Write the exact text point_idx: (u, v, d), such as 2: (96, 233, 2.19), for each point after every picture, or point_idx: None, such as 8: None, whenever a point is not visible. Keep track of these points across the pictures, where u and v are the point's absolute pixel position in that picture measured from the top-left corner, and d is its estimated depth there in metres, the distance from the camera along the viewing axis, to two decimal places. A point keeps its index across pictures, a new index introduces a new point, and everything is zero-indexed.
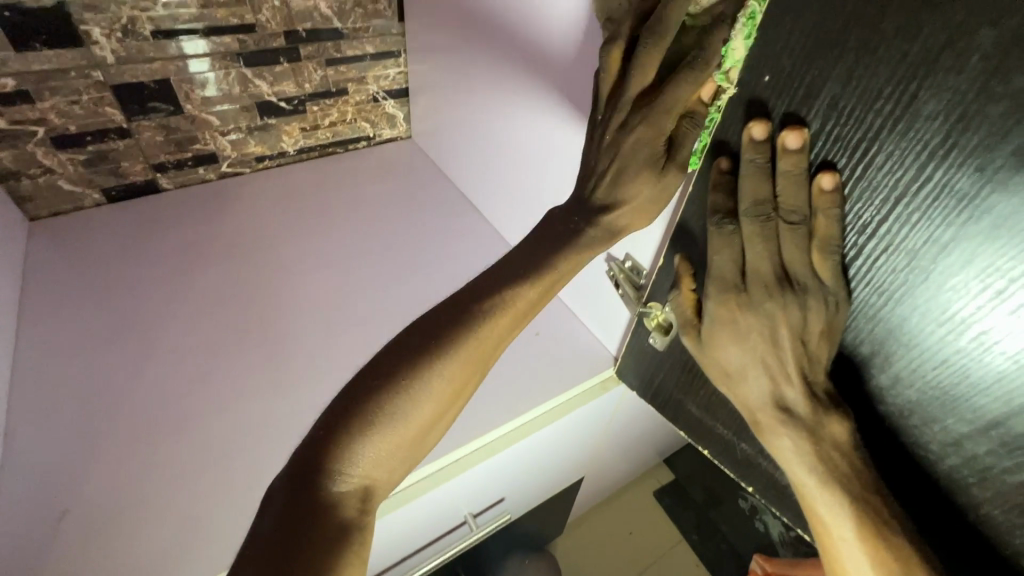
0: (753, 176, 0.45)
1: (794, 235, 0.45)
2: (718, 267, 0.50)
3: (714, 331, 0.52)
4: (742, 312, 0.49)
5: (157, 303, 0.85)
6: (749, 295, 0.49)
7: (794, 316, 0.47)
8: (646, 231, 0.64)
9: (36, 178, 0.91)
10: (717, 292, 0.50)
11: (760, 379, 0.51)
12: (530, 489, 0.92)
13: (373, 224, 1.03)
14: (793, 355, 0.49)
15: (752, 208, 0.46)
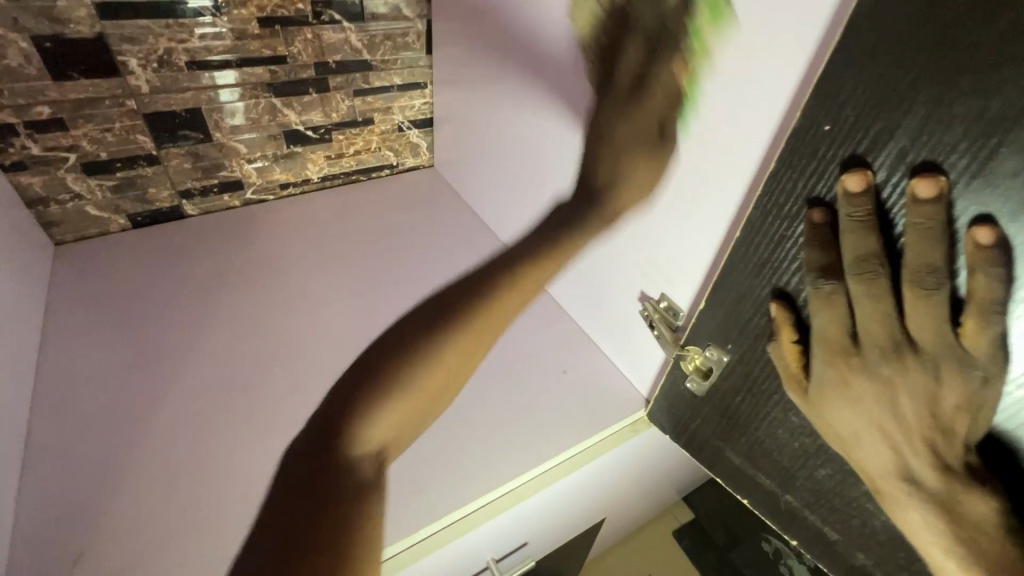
0: (855, 231, 0.42)
1: (923, 299, 0.40)
2: (819, 325, 0.46)
3: (821, 391, 0.48)
4: (856, 375, 0.46)
5: (180, 333, 0.84)
6: (863, 357, 0.45)
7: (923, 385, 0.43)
8: (685, 273, 0.62)
9: (64, 204, 0.92)
10: (823, 354, 0.47)
11: (877, 447, 0.47)
12: (554, 531, 0.88)
13: (396, 253, 1.02)
14: (918, 423, 0.44)
15: (855, 266, 0.42)
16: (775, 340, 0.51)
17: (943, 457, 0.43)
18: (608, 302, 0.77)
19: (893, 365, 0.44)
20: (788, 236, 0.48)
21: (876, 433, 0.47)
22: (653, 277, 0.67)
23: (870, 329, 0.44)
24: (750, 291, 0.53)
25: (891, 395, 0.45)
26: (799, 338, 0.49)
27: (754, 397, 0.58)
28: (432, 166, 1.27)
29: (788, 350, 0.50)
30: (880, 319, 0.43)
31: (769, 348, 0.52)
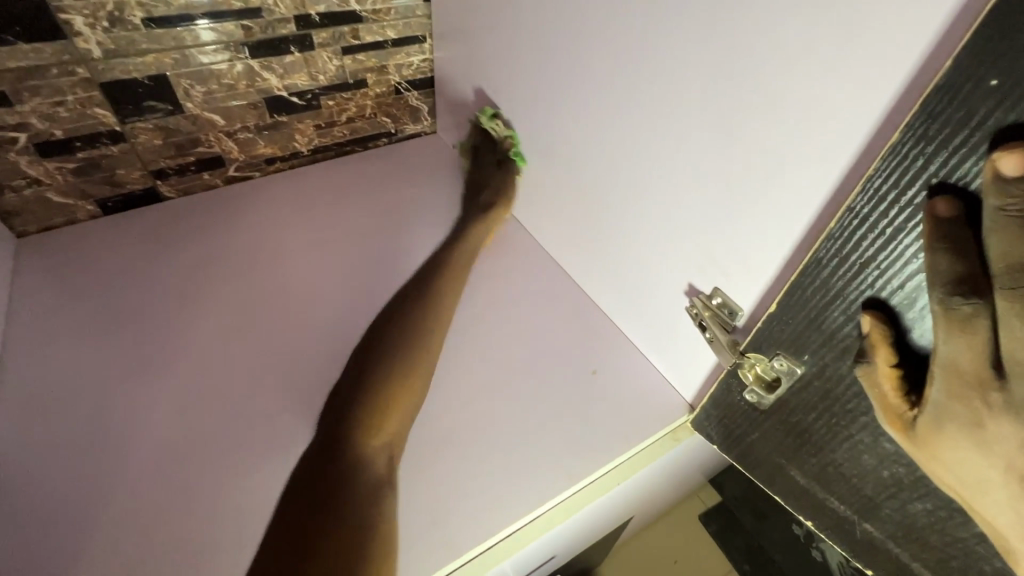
0: (1011, 231, 0.29)
1: None
2: (946, 352, 0.34)
3: (936, 425, 0.37)
4: (994, 417, 0.33)
5: (160, 337, 0.74)
6: (1008, 396, 0.32)
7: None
8: (748, 266, 0.51)
9: (21, 190, 0.81)
10: (942, 380, 0.35)
11: (1018, 506, 0.34)
12: (582, 539, 0.81)
13: (397, 233, 0.91)
14: None
15: (1005, 278, 0.30)
16: (868, 360, 0.41)
17: None
18: (646, 294, 0.67)
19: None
20: (904, 231, 0.36)
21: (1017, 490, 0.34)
22: (705, 268, 0.56)
23: (1019, 360, 0.31)
24: (848, 296, 0.41)
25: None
26: (901, 362, 0.39)
27: (833, 417, 0.48)
28: (435, 132, 1.14)
29: (885, 374, 0.39)
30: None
31: (860, 371, 0.42)
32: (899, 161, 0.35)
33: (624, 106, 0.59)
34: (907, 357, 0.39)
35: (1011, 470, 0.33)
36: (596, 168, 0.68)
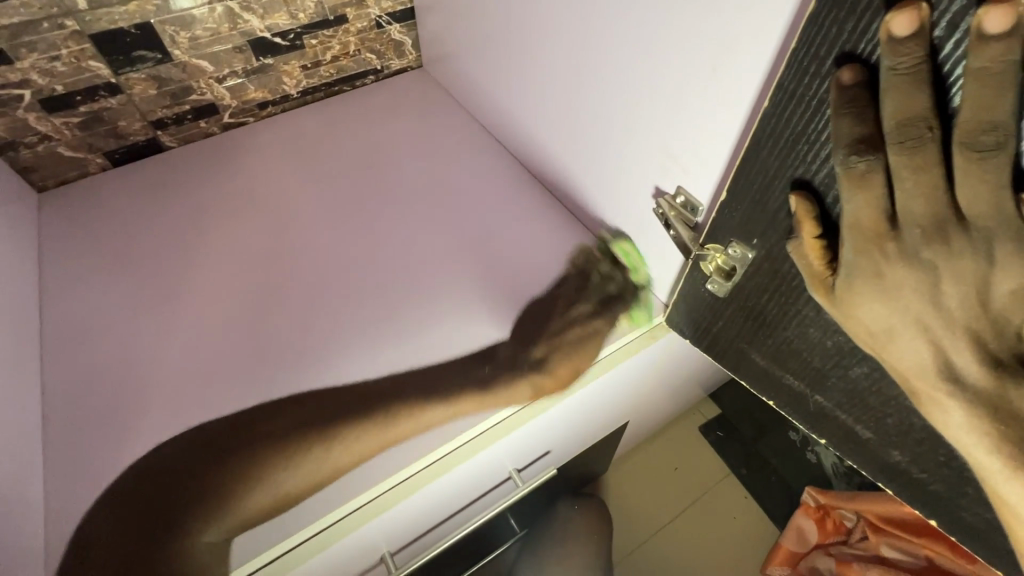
0: (900, 88, 0.33)
1: (977, 168, 0.32)
2: (851, 211, 0.38)
3: (849, 284, 0.41)
4: (889, 262, 0.38)
5: (180, 271, 0.81)
6: (899, 241, 0.37)
7: (972, 271, 0.35)
8: (702, 161, 0.55)
9: (34, 146, 0.86)
10: (849, 238, 0.39)
11: (916, 339, 0.39)
12: (576, 441, 0.89)
13: (386, 168, 0.93)
14: (961, 312, 0.36)
15: (897, 133, 0.34)
16: (796, 237, 0.44)
17: (988, 347, 0.36)
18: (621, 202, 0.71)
19: (935, 249, 0.36)
20: (825, 103, 0.38)
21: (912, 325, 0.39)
22: (667, 168, 0.59)
23: (911, 211, 0.36)
24: (785, 175, 0.44)
25: (931, 286, 0.37)
26: (823, 234, 0.42)
27: (782, 296, 0.52)
28: (421, 67, 1.14)
29: (809, 246, 0.43)
30: (925, 194, 0.35)
31: (790, 248, 0.45)
32: (815, 34, 0.36)
33: (578, 14, 0.61)
34: (827, 229, 0.42)
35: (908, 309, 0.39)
36: (565, 83, 0.70)
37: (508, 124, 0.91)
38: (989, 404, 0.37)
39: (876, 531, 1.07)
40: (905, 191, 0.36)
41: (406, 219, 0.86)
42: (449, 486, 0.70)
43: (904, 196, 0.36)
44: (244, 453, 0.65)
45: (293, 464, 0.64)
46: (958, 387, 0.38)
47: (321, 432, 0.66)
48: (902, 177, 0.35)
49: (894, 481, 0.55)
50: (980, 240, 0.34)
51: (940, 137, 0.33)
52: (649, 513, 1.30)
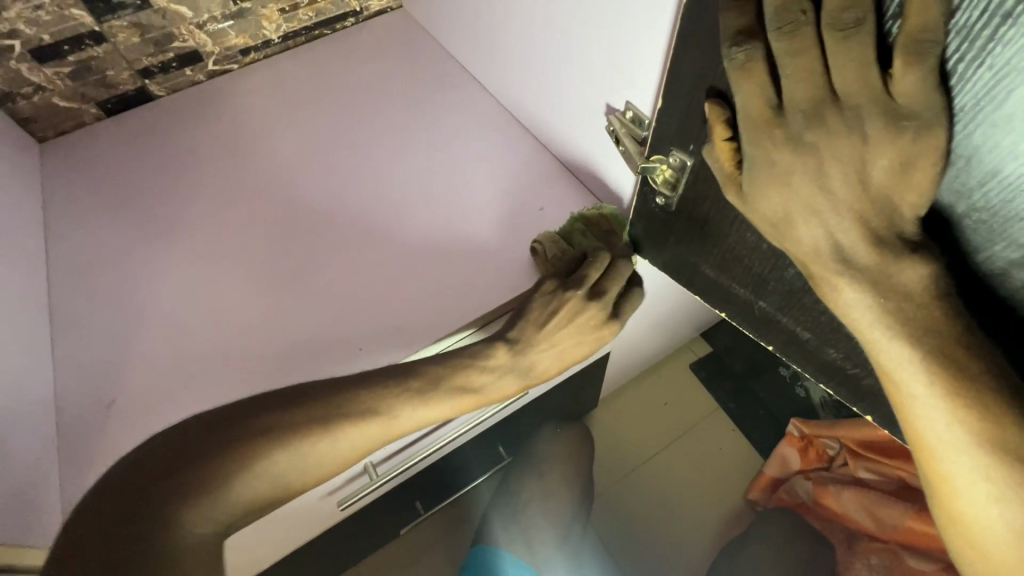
0: None
1: (845, 48, 0.34)
2: (741, 101, 0.39)
3: (751, 180, 0.42)
4: (781, 149, 0.39)
5: (168, 208, 0.84)
6: (788, 129, 0.38)
7: (851, 150, 0.37)
8: (644, 69, 0.56)
9: (31, 98, 0.91)
10: (747, 133, 0.40)
11: (812, 226, 0.41)
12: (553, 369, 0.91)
13: (364, 109, 0.95)
14: (848, 196, 0.39)
15: (776, 18, 0.35)
16: (710, 141, 0.45)
17: (874, 229, 0.39)
18: (582, 125, 0.72)
19: (817, 132, 0.38)
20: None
21: (809, 215, 0.40)
22: (617, 84, 0.61)
23: (794, 96, 0.37)
24: (703, 76, 0.45)
25: (816, 170, 0.39)
26: (734, 134, 0.43)
27: (720, 201, 0.54)
28: (401, 7, 1.13)
29: (721, 149, 0.43)
30: (806, 78, 0.36)
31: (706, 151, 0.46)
32: None
33: None
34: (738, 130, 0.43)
35: (806, 199, 0.40)
36: (525, 8, 0.70)
37: (481, 59, 0.91)
38: (882, 283, 0.39)
39: (856, 457, 1.09)
40: (787, 77, 0.37)
41: (382, 156, 0.88)
42: None
43: (788, 83, 0.37)
44: (221, 454, 0.52)
45: (286, 454, 0.55)
46: (848, 269, 0.40)
47: (323, 418, 0.57)
48: (783, 63, 0.36)
49: (832, 380, 0.58)
50: (852, 118, 0.36)
51: (814, 20, 0.35)
52: (638, 442, 1.35)
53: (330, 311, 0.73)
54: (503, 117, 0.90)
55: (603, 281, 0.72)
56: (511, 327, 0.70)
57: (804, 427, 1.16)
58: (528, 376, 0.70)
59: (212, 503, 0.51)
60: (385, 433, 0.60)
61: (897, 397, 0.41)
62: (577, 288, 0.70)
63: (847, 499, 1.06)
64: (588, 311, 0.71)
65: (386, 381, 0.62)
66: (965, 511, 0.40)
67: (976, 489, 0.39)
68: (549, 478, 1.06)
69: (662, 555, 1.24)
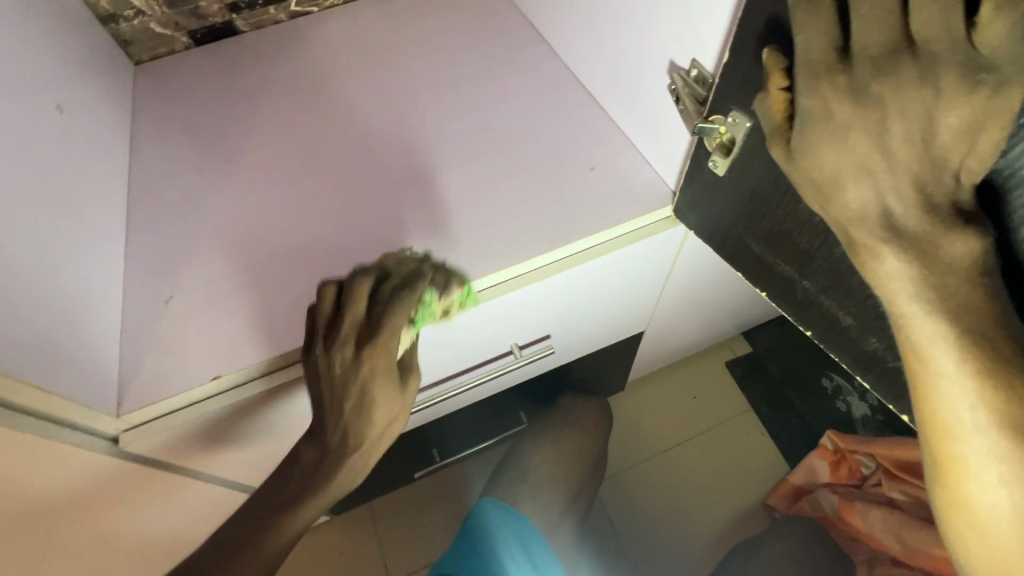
0: None
1: None
2: (803, 42, 0.37)
3: (804, 133, 0.40)
4: (841, 98, 0.37)
5: (238, 134, 0.89)
6: (852, 77, 0.36)
7: (921, 105, 0.35)
8: (712, 19, 0.53)
9: (131, 21, 0.98)
10: (806, 79, 0.38)
11: (861, 189, 0.39)
12: (583, 334, 0.91)
13: (430, 60, 0.96)
14: (909, 158, 0.37)
15: None
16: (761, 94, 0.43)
17: (930, 197, 0.38)
18: (643, 84, 0.70)
19: (885, 81, 0.36)
20: None
21: (860, 177, 0.39)
22: (684, 40, 0.58)
23: (865, 41, 0.36)
24: (769, 24, 0.43)
25: (877, 125, 0.37)
26: (789, 85, 0.41)
27: (775, 168, 0.51)
28: None
29: (774, 98, 0.42)
30: (878, 21, 0.35)
31: (755, 106, 0.44)
32: None
33: None
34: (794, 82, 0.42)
35: (860, 159, 0.38)
36: None
37: (551, 18, 0.90)
38: (928, 255, 0.38)
39: (890, 478, 1.03)
40: (860, 19, 0.35)
41: (441, 107, 0.89)
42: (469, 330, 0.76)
43: (859, 24, 0.35)
44: (244, 533, 0.62)
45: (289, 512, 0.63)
46: (895, 236, 0.39)
47: (307, 477, 0.64)
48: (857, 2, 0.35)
49: (870, 372, 0.55)
50: (928, 67, 0.34)
51: None
52: (659, 429, 1.33)
53: (374, 243, 0.75)
54: (565, 77, 0.89)
55: (375, 310, 0.61)
56: (320, 400, 0.63)
57: (841, 441, 1.10)
58: (363, 449, 0.66)
59: (321, 494, 0.64)
60: (360, 472, 0.67)
61: (917, 377, 0.41)
62: (341, 347, 0.61)
63: (874, 519, 1.01)
64: (366, 361, 0.61)
65: (319, 438, 0.65)
66: (971, 492, 0.41)
67: (987, 471, 0.40)
68: (563, 446, 1.07)
69: (669, 544, 1.22)
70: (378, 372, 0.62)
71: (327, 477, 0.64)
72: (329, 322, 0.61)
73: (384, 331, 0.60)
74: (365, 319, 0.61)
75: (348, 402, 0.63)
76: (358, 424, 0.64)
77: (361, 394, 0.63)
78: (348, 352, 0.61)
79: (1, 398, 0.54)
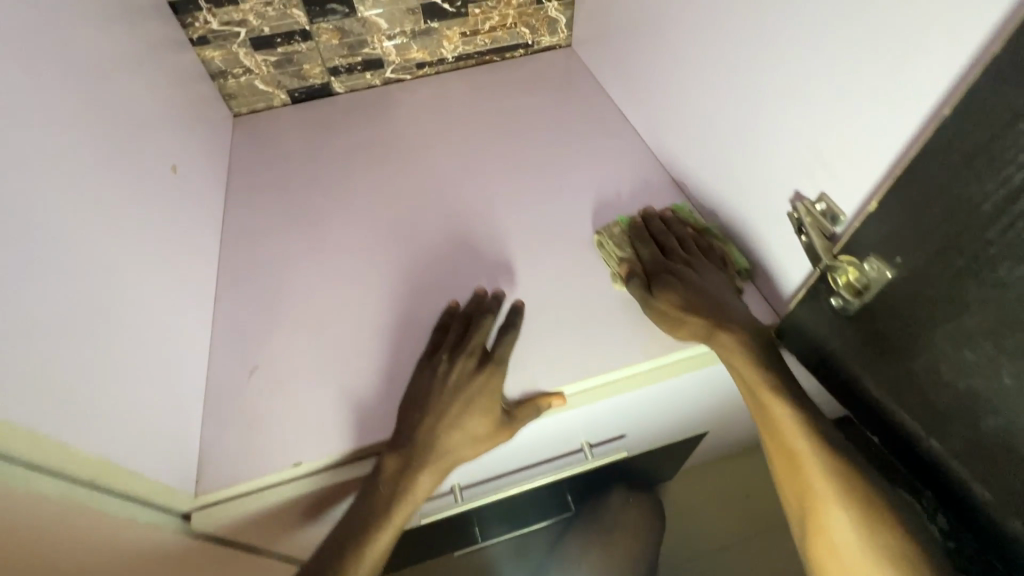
0: (627, 224, 0.78)
1: (618, 227, 0.78)
2: (606, 253, 0.76)
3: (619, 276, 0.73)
4: (622, 261, 0.74)
5: (327, 198, 0.90)
6: (625, 254, 0.74)
7: (674, 262, 0.71)
8: (853, 162, 0.52)
9: (238, 77, 1.03)
10: (610, 246, 0.76)
11: (645, 291, 0.69)
12: (653, 432, 0.86)
13: (520, 138, 0.96)
14: (677, 282, 0.68)
15: (602, 228, 0.80)
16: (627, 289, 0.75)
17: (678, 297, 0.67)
18: (750, 201, 0.69)
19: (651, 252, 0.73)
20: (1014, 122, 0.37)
21: (648, 294, 0.69)
22: (813, 172, 0.57)
23: (621, 237, 0.77)
24: (947, 191, 0.42)
25: (652, 269, 0.71)
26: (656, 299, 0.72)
27: (915, 322, 0.49)
28: (570, 47, 1.15)
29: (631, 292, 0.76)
30: (634, 232, 0.76)
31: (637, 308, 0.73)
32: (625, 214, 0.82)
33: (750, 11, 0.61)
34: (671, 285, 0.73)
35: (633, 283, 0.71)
36: (723, 73, 0.68)
37: (646, 112, 0.91)
38: (694, 319, 0.65)
39: None
40: (622, 233, 0.77)
41: (531, 187, 0.88)
42: (550, 430, 0.71)
43: (622, 233, 0.77)
44: None
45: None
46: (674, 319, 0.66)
47: (354, 534, 0.60)
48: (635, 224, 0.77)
49: (1009, 555, 0.49)
50: None
51: (638, 222, 0.78)
52: (711, 528, 1.25)
53: None
54: (657, 171, 0.89)
55: (706, 245, 0.74)
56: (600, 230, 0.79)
57: None
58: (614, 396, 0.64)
59: (372, 544, 0.59)
60: (404, 520, 0.62)
61: (763, 409, 0.62)
62: (679, 238, 0.75)
63: None
64: (484, 375, 0.65)
65: (363, 494, 0.62)
66: (832, 522, 0.56)
67: (827, 492, 0.57)
68: (613, 551, 1.01)
69: None
70: (653, 240, 0.75)
71: (374, 530, 0.60)
72: (651, 228, 0.76)
73: (700, 281, 0.69)
74: (483, 347, 0.68)
75: (624, 228, 0.78)
76: (612, 237, 0.77)
77: (630, 233, 0.76)
78: (701, 236, 0.76)
79: (106, 483, 0.52)
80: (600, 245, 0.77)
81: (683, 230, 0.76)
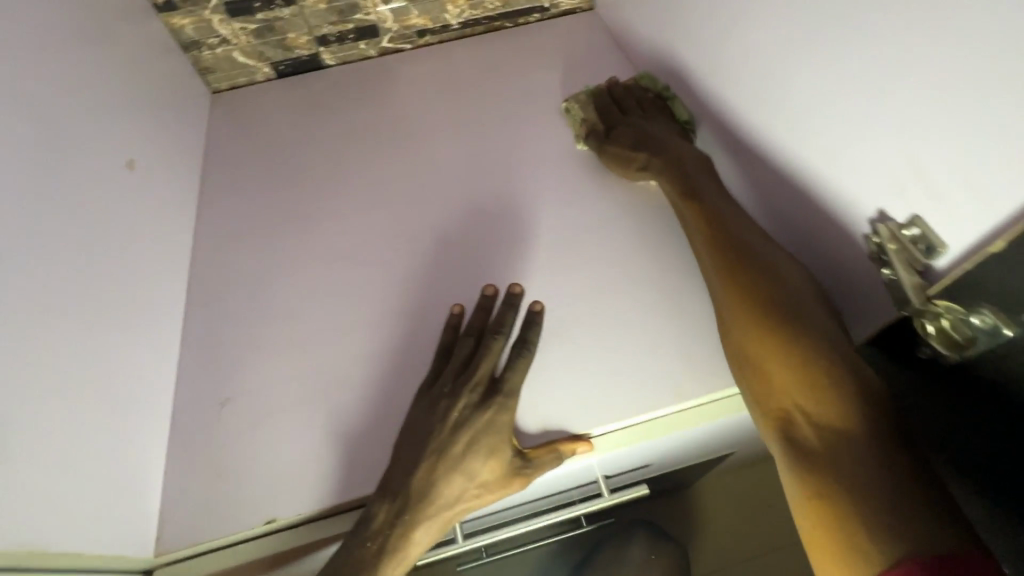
0: (596, 97, 0.80)
1: (589, 110, 0.79)
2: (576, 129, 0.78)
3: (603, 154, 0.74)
4: (601, 144, 0.74)
5: (312, 192, 0.79)
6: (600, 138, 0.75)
7: (643, 124, 0.74)
8: (964, 187, 0.40)
9: (214, 49, 0.90)
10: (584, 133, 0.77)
11: (631, 168, 0.71)
12: (680, 458, 0.76)
13: (531, 121, 0.82)
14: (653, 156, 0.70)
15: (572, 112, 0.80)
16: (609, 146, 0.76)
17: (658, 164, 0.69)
18: (808, 215, 0.57)
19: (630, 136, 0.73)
20: None
21: (631, 158, 0.71)
22: (902, 190, 0.45)
23: (597, 116, 0.78)
24: None
25: (630, 147, 0.72)
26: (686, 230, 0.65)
27: None
28: (594, 9, 1.00)
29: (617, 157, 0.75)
30: (605, 110, 0.78)
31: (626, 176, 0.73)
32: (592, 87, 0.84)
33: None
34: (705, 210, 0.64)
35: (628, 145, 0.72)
36: (787, 54, 0.55)
37: (683, 91, 0.77)
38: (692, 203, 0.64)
39: None
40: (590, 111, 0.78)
41: (542, 181, 0.75)
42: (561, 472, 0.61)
43: (595, 113, 0.78)
44: None
45: None
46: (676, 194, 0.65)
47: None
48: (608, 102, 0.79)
49: None
50: None
51: (612, 99, 0.79)
52: None
53: None
54: None
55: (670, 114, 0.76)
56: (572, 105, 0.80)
57: None
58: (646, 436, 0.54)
59: None
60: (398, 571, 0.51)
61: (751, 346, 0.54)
62: (645, 113, 0.76)
63: None
64: (491, 411, 0.55)
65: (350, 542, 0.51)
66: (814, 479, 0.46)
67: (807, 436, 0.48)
68: None
69: None
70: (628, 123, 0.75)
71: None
72: (615, 96, 0.79)
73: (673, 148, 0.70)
74: (491, 375, 0.58)
75: (590, 105, 0.79)
76: (586, 109, 0.79)
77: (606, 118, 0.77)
78: (669, 111, 0.77)
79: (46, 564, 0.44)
80: (566, 111, 0.80)
81: (651, 106, 0.77)
